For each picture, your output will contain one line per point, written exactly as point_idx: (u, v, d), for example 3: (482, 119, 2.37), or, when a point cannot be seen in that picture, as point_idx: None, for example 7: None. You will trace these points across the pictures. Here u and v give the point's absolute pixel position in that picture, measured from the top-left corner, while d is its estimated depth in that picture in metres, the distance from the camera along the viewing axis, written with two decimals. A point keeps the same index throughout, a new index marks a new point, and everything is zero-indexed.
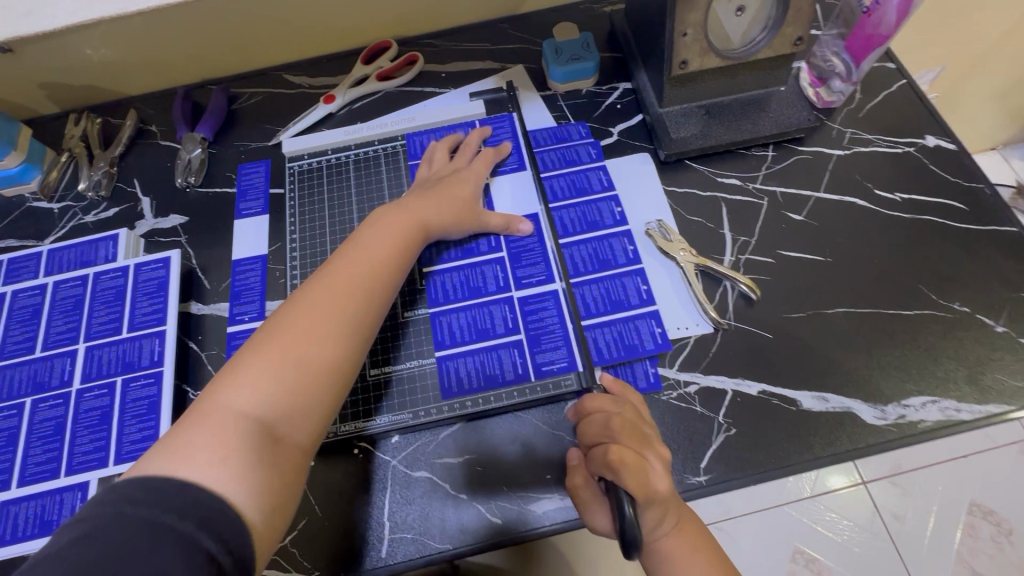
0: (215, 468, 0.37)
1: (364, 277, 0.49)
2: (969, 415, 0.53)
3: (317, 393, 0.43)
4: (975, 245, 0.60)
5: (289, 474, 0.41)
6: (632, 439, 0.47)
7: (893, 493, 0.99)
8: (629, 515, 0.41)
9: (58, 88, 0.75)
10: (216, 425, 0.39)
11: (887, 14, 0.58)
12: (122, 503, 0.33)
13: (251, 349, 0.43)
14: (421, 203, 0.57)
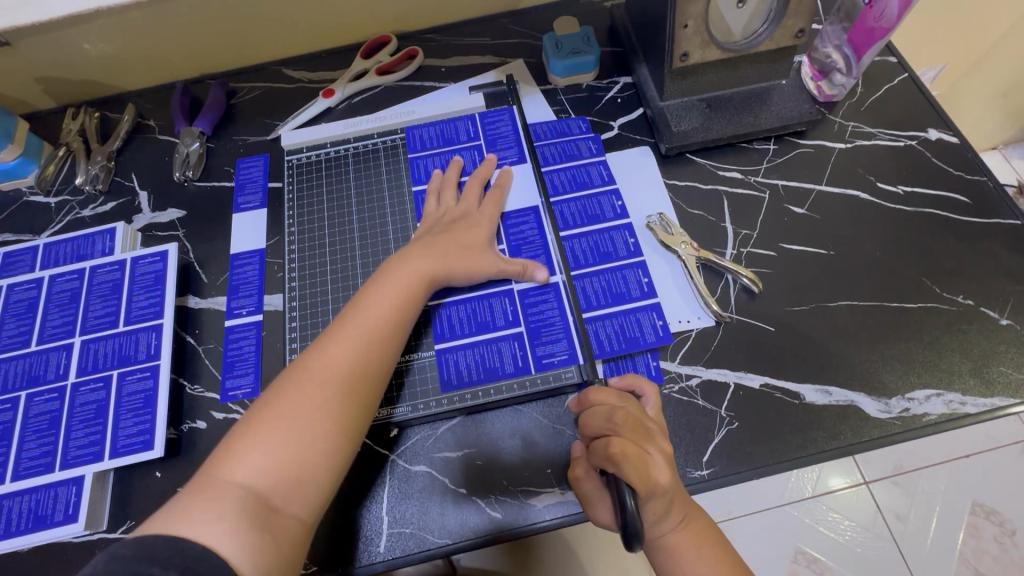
0: (211, 531, 0.39)
1: (362, 338, 0.49)
2: (974, 408, 0.52)
3: (312, 463, 0.44)
4: (978, 238, 0.60)
5: (287, 545, 0.42)
6: (634, 433, 0.46)
7: (894, 493, 1.16)
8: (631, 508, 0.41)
9: (55, 82, 0.75)
10: (218, 499, 0.41)
11: (889, 7, 0.57)
12: (109, 562, 0.35)
13: (252, 416, 0.45)
14: (427, 251, 0.55)
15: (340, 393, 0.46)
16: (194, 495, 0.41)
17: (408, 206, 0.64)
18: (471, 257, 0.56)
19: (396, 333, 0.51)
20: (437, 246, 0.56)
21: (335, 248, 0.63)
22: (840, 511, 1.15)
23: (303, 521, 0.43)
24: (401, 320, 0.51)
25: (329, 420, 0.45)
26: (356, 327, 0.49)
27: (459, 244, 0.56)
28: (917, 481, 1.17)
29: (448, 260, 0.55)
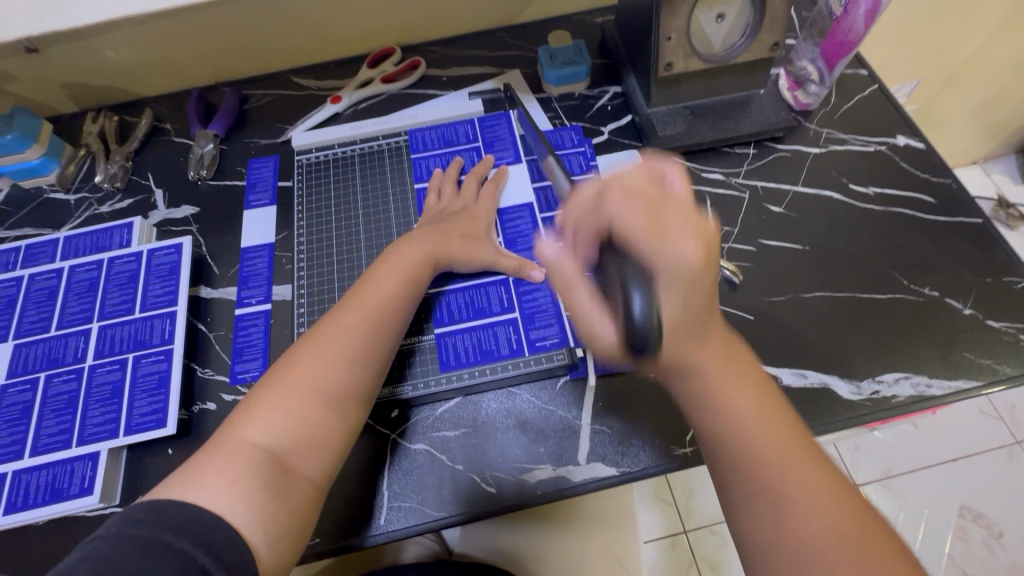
0: (223, 496, 0.43)
1: (370, 314, 0.54)
2: (940, 390, 0.56)
3: (321, 426, 0.49)
4: (944, 235, 0.64)
5: (296, 502, 0.46)
6: (650, 193, 0.40)
7: (884, 496, 1.19)
8: (645, 317, 0.33)
9: (77, 87, 0.79)
10: (233, 457, 0.45)
11: (856, 21, 0.63)
12: (126, 525, 0.39)
13: (267, 383, 0.50)
14: (428, 237, 0.60)
15: (347, 362, 0.51)
16: (213, 454, 0.45)
17: (410, 203, 0.68)
18: (469, 244, 0.61)
19: (399, 309, 0.55)
20: (437, 233, 0.61)
21: (342, 241, 0.66)
22: None
23: (312, 480, 0.48)
24: (404, 297, 0.56)
25: (337, 386, 0.50)
26: (362, 302, 0.54)
27: (459, 232, 0.61)
28: (907, 485, 1.20)
29: (448, 244, 0.60)
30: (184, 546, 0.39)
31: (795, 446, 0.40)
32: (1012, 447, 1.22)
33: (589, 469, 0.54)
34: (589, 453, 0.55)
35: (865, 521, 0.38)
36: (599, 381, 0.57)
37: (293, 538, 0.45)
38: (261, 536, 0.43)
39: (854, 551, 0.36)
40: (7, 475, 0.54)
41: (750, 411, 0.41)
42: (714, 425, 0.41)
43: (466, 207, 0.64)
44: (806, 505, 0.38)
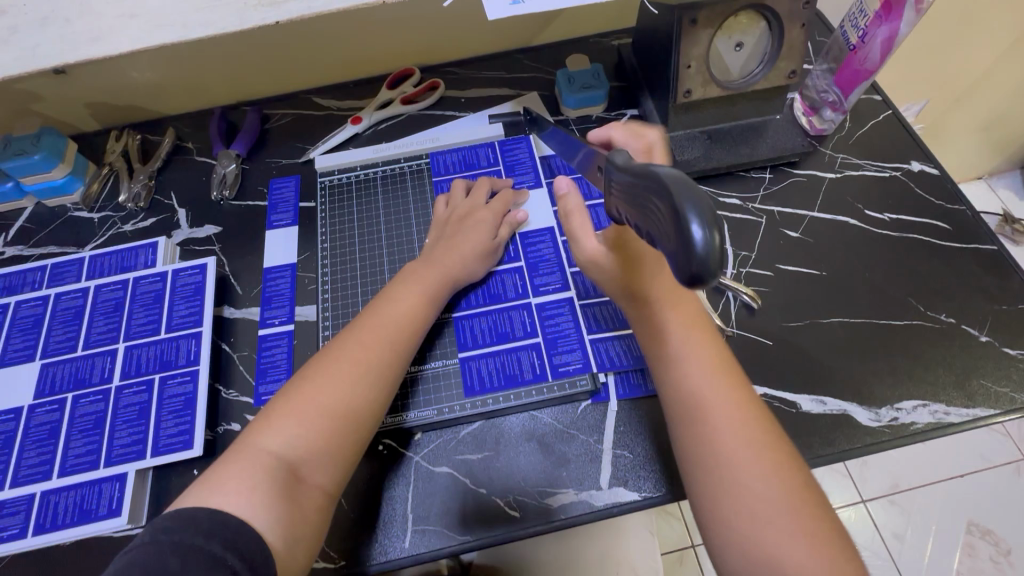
0: (243, 502, 0.43)
1: (389, 327, 0.55)
2: (957, 418, 0.56)
3: (338, 437, 0.49)
4: (959, 262, 0.65)
5: (310, 513, 0.46)
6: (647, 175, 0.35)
7: (892, 511, 1.19)
8: (704, 240, 0.27)
9: (101, 106, 0.80)
10: (250, 464, 0.45)
11: (872, 51, 0.64)
12: (157, 532, 0.39)
13: (286, 392, 0.50)
14: (446, 250, 0.62)
15: (368, 372, 0.52)
16: (232, 461, 0.45)
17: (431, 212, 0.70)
18: (485, 254, 0.63)
19: (418, 322, 0.57)
20: (453, 245, 0.62)
21: (365, 263, 0.68)
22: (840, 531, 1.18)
23: (324, 491, 0.47)
24: (422, 312, 0.58)
25: (358, 396, 0.50)
26: (383, 315, 0.56)
27: (473, 243, 0.63)
28: (914, 500, 1.20)
29: (464, 258, 0.62)
30: (217, 549, 0.39)
31: (767, 446, 0.43)
32: (1019, 463, 1.22)
33: (611, 494, 0.54)
34: (611, 477, 0.55)
35: (824, 521, 0.40)
36: (620, 405, 0.58)
37: (305, 548, 0.45)
38: (280, 543, 0.43)
39: (810, 548, 0.38)
40: (37, 496, 0.55)
41: (726, 407, 0.45)
42: (694, 418, 0.45)
43: (482, 213, 0.66)
44: (771, 498, 0.40)
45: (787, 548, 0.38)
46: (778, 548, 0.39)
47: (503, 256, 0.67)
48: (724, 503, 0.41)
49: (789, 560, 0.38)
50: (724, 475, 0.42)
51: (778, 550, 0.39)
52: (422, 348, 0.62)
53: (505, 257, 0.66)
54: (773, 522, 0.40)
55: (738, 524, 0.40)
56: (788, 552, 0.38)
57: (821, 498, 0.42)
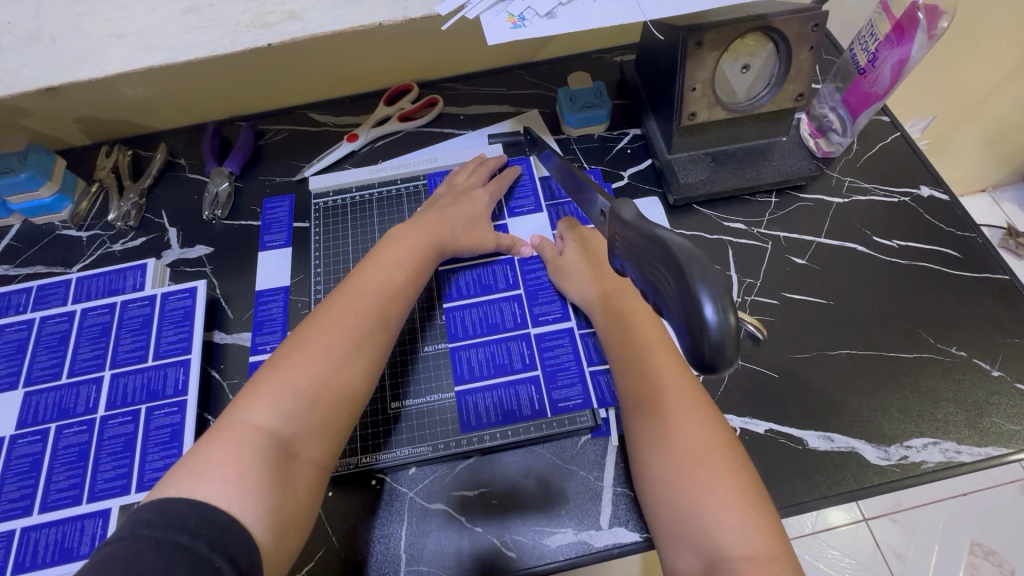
0: (230, 492, 0.43)
1: (373, 301, 0.56)
2: (970, 457, 0.55)
3: (328, 410, 0.50)
4: (970, 291, 0.63)
5: (301, 487, 0.47)
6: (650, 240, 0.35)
7: (893, 530, 1.17)
8: (720, 322, 0.28)
9: (92, 122, 0.78)
10: (239, 440, 0.46)
11: (882, 75, 0.62)
12: (139, 527, 0.38)
13: (273, 365, 0.51)
14: (434, 224, 0.64)
15: (355, 344, 0.53)
16: (218, 439, 0.46)
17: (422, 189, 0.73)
18: (473, 234, 0.65)
19: (405, 296, 0.59)
20: (442, 221, 0.64)
21: None
22: (840, 549, 1.16)
23: (317, 465, 0.49)
24: (408, 286, 0.59)
25: (346, 367, 0.52)
26: (368, 289, 0.57)
27: (461, 219, 0.65)
28: (916, 519, 1.18)
29: (452, 234, 0.64)
30: (200, 548, 0.38)
31: (704, 429, 0.48)
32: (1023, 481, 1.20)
33: (611, 534, 0.52)
34: (611, 516, 0.53)
35: (753, 494, 0.45)
36: (621, 441, 0.57)
37: (297, 527, 0.46)
38: (272, 523, 0.44)
39: (735, 515, 0.43)
40: (16, 532, 0.53)
41: (667, 391, 0.50)
42: (642, 403, 0.51)
43: (471, 189, 0.69)
44: (701, 472, 0.46)
45: (714, 515, 0.44)
46: (706, 514, 0.44)
47: (502, 284, 0.66)
48: (662, 477, 0.47)
49: (715, 526, 0.43)
50: (663, 453, 0.48)
51: (705, 517, 0.44)
52: (417, 380, 0.60)
53: (503, 285, 0.65)
54: (702, 491, 0.45)
55: (673, 495, 0.46)
56: (715, 519, 0.43)
57: (751, 474, 0.46)
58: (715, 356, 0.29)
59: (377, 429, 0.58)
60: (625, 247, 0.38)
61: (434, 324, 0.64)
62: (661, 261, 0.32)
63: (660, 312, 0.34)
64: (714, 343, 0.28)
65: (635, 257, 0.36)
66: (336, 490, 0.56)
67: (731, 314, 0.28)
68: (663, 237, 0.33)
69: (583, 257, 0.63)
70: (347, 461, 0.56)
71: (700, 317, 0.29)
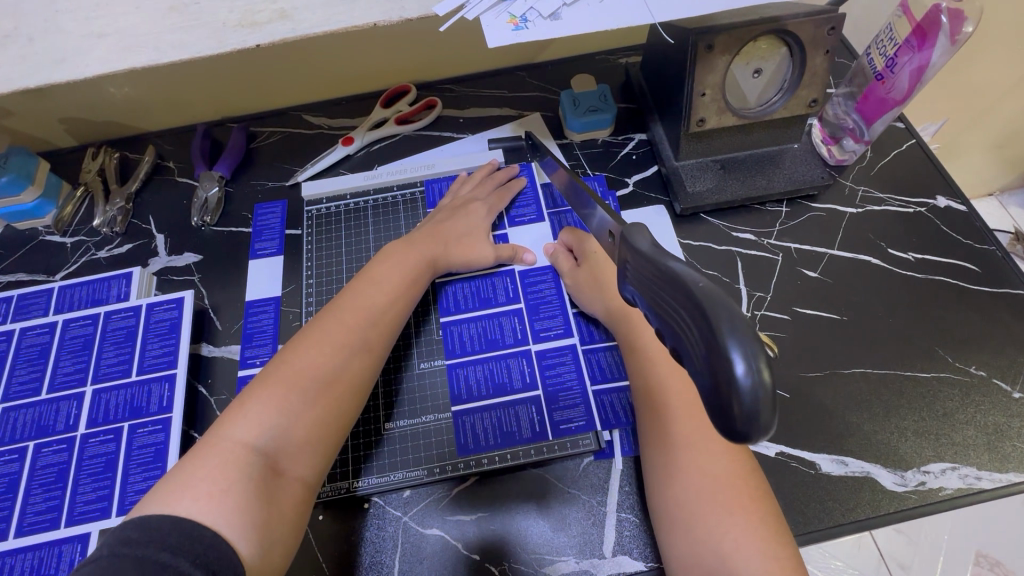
0: (214, 507, 0.40)
1: (371, 310, 0.54)
2: (990, 483, 0.52)
3: (319, 425, 0.48)
4: (989, 308, 0.60)
5: (288, 506, 0.45)
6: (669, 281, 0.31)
7: (899, 541, 1.10)
8: (754, 384, 0.25)
9: (77, 123, 0.76)
10: (223, 457, 0.43)
11: (900, 81, 0.59)
12: (116, 545, 0.36)
13: (261, 378, 0.49)
14: (428, 239, 0.62)
15: (349, 355, 0.51)
16: (201, 457, 0.43)
17: (420, 200, 0.71)
18: (472, 243, 0.63)
19: (400, 307, 0.57)
20: (438, 233, 0.63)
21: None
22: (843, 560, 1.08)
23: (304, 482, 0.46)
24: (405, 298, 0.57)
25: (338, 380, 0.50)
26: (363, 301, 0.55)
27: (458, 232, 0.63)
28: (921, 529, 1.11)
29: (447, 248, 0.62)
30: (184, 567, 0.36)
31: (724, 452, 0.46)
32: None
33: (614, 563, 0.50)
34: (615, 544, 0.51)
35: (770, 519, 0.43)
36: (625, 464, 0.54)
37: (283, 546, 0.43)
38: (255, 546, 0.41)
39: (754, 543, 0.41)
40: None
41: (685, 411, 0.48)
42: (658, 422, 0.49)
43: (472, 199, 0.67)
44: (719, 497, 0.43)
45: (732, 543, 0.41)
46: (722, 541, 0.42)
47: (502, 297, 0.63)
48: (677, 499, 0.45)
49: (732, 554, 0.41)
50: (680, 474, 0.46)
51: (722, 543, 0.42)
52: (411, 400, 0.58)
53: (503, 298, 0.63)
54: (720, 517, 0.43)
55: (688, 518, 0.44)
56: (733, 547, 0.41)
57: (770, 501, 0.44)
58: (747, 422, 0.25)
59: (368, 450, 0.56)
60: (640, 279, 0.34)
61: (429, 338, 0.61)
62: (684, 305, 0.29)
63: (680, 358, 0.31)
64: (746, 407, 0.25)
65: (651, 292, 0.33)
66: (326, 513, 0.53)
67: (764, 373, 0.25)
68: (685, 276, 0.29)
69: (595, 270, 0.61)
70: (338, 484, 0.54)
71: (730, 376, 0.25)
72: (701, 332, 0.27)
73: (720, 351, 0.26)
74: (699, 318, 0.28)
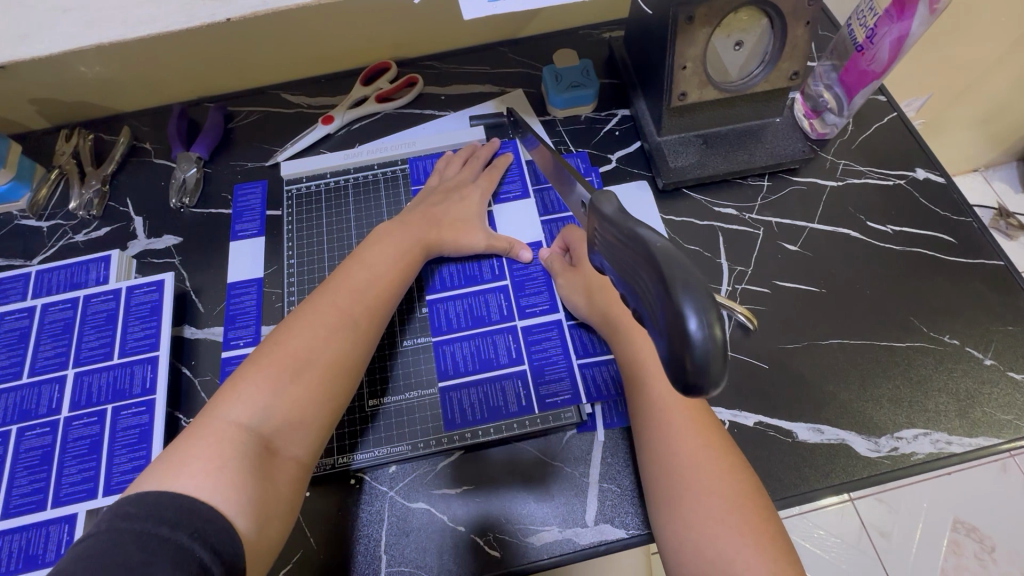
0: (211, 482, 0.41)
1: (359, 290, 0.54)
2: (960, 448, 0.54)
3: (312, 404, 0.48)
4: (963, 278, 0.61)
5: (283, 485, 0.45)
6: (632, 249, 0.31)
7: (878, 509, 1.14)
8: (706, 338, 0.25)
9: (48, 103, 0.74)
10: (217, 435, 0.43)
11: (880, 52, 0.59)
12: (117, 520, 0.36)
13: (254, 358, 0.49)
14: (422, 218, 0.62)
15: (342, 333, 0.51)
16: (195, 436, 0.43)
17: (402, 179, 0.70)
18: (461, 222, 0.63)
19: (391, 286, 0.56)
20: (430, 214, 0.62)
21: None
22: (826, 527, 1.13)
23: (299, 461, 0.47)
24: (395, 278, 0.57)
25: (329, 361, 0.49)
26: (355, 280, 0.55)
27: (445, 211, 0.63)
28: (901, 497, 1.14)
29: (438, 226, 0.62)
30: (183, 540, 0.36)
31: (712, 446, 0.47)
32: (1005, 460, 1.16)
33: (596, 532, 0.51)
34: (597, 513, 0.52)
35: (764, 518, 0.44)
36: (608, 436, 0.55)
37: (279, 523, 0.44)
38: (250, 524, 0.41)
39: (742, 534, 0.42)
40: None
41: (677, 406, 0.49)
42: (656, 420, 0.49)
43: (461, 179, 0.66)
44: (716, 497, 0.44)
45: (720, 530, 0.43)
46: (711, 530, 0.43)
47: (488, 275, 0.63)
48: (668, 492, 0.46)
49: (720, 541, 0.42)
50: (674, 469, 0.46)
51: (711, 533, 0.43)
52: (396, 378, 0.58)
53: (489, 275, 0.63)
54: (710, 507, 0.44)
55: (686, 518, 0.44)
56: (723, 536, 0.42)
57: (755, 489, 0.45)
58: (697, 375, 0.26)
59: (354, 428, 0.56)
60: (606, 246, 0.35)
61: (414, 317, 0.61)
62: (644, 267, 0.30)
63: (642, 320, 0.31)
64: (696, 363, 0.26)
65: (616, 257, 0.33)
66: (314, 490, 0.54)
67: (716, 329, 0.26)
68: (647, 238, 0.30)
69: (593, 270, 0.58)
70: (323, 462, 0.54)
71: (683, 331, 0.26)
72: (658, 291, 0.28)
73: (675, 308, 0.26)
74: (657, 278, 0.28)
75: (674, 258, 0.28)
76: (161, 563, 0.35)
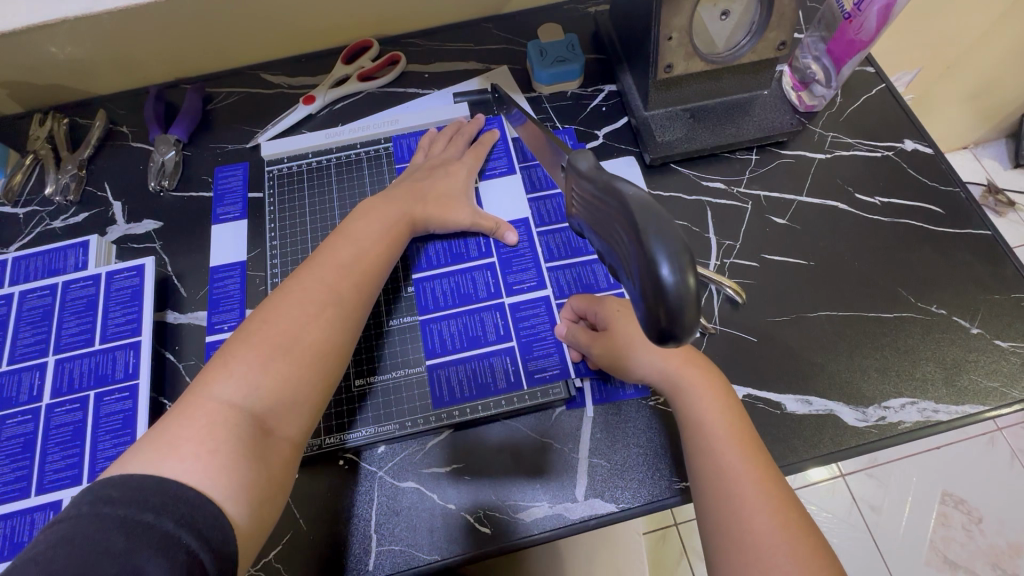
0: (201, 466, 0.40)
1: (348, 265, 0.54)
2: (947, 416, 0.54)
3: (303, 384, 0.47)
4: (951, 248, 0.61)
5: (277, 466, 0.44)
6: (606, 206, 0.32)
7: (868, 484, 1.15)
8: (679, 285, 0.26)
9: (19, 87, 0.72)
10: (207, 417, 0.42)
11: (868, 20, 0.57)
12: (99, 504, 0.36)
13: (241, 338, 0.47)
14: (406, 193, 0.61)
15: (332, 312, 0.50)
16: (183, 417, 0.42)
17: (385, 158, 0.69)
18: (448, 200, 0.62)
19: (379, 264, 0.55)
20: (415, 190, 0.61)
21: None
22: (817, 503, 1.14)
23: (293, 442, 0.46)
24: (382, 256, 0.56)
25: (320, 341, 0.49)
26: (343, 256, 0.54)
27: (433, 189, 0.62)
28: (891, 472, 1.16)
29: (423, 202, 0.61)
30: (169, 526, 0.36)
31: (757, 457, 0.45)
32: (993, 433, 1.17)
33: (586, 506, 0.51)
34: (587, 488, 0.52)
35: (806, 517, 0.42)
36: (597, 411, 0.55)
37: (271, 507, 0.43)
38: (242, 508, 0.40)
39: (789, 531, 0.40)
40: None
41: (718, 415, 0.47)
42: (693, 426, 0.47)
43: (447, 159, 0.65)
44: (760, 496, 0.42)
45: (780, 545, 0.39)
46: (759, 528, 0.40)
47: (475, 253, 0.62)
48: (725, 508, 0.42)
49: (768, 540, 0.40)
50: (723, 471, 0.44)
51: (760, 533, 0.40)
52: (384, 354, 0.58)
53: (475, 253, 0.62)
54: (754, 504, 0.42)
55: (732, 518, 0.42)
56: (784, 553, 0.39)
57: (802, 506, 0.42)
58: (673, 321, 0.27)
59: (342, 408, 0.56)
60: (584, 205, 0.36)
61: (401, 297, 0.61)
62: (620, 220, 0.30)
63: (621, 276, 0.32)
64: (671, 309, 0.27)
65: (593, 214, 0.34)
66: (303, 471, 0.53)
67: (689, 275, 0.26)
68: (620, 192, 0.30)
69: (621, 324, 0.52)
70: (310, 442, 0.54)
71: (658, 279, 0.27)
72: (633, 244, 0.29)
73: (649, 258, 0.27)
74: (632, 231, 0.29)
75: (647, 209, 0.28)
76: (145, 550, 0.34)
